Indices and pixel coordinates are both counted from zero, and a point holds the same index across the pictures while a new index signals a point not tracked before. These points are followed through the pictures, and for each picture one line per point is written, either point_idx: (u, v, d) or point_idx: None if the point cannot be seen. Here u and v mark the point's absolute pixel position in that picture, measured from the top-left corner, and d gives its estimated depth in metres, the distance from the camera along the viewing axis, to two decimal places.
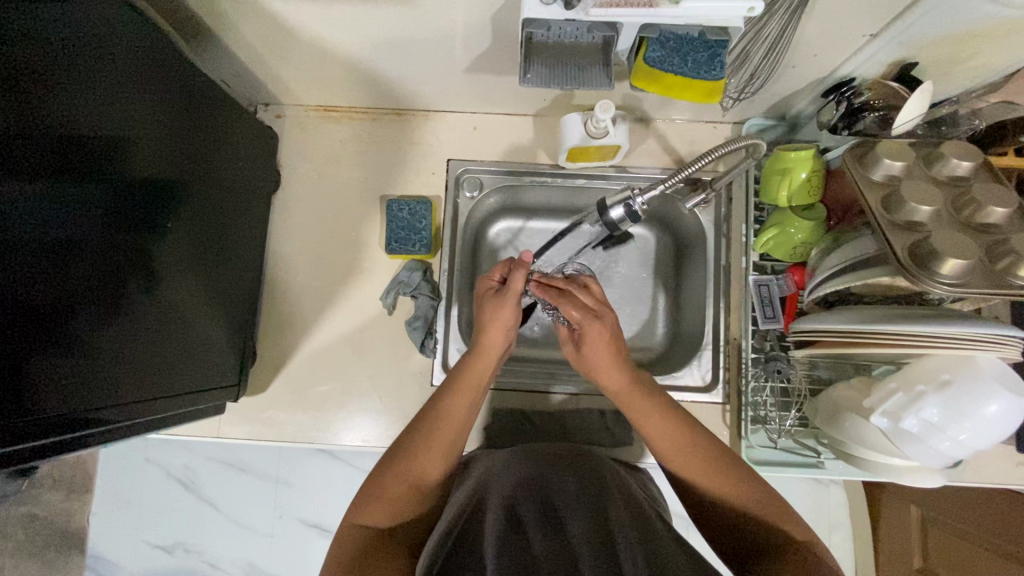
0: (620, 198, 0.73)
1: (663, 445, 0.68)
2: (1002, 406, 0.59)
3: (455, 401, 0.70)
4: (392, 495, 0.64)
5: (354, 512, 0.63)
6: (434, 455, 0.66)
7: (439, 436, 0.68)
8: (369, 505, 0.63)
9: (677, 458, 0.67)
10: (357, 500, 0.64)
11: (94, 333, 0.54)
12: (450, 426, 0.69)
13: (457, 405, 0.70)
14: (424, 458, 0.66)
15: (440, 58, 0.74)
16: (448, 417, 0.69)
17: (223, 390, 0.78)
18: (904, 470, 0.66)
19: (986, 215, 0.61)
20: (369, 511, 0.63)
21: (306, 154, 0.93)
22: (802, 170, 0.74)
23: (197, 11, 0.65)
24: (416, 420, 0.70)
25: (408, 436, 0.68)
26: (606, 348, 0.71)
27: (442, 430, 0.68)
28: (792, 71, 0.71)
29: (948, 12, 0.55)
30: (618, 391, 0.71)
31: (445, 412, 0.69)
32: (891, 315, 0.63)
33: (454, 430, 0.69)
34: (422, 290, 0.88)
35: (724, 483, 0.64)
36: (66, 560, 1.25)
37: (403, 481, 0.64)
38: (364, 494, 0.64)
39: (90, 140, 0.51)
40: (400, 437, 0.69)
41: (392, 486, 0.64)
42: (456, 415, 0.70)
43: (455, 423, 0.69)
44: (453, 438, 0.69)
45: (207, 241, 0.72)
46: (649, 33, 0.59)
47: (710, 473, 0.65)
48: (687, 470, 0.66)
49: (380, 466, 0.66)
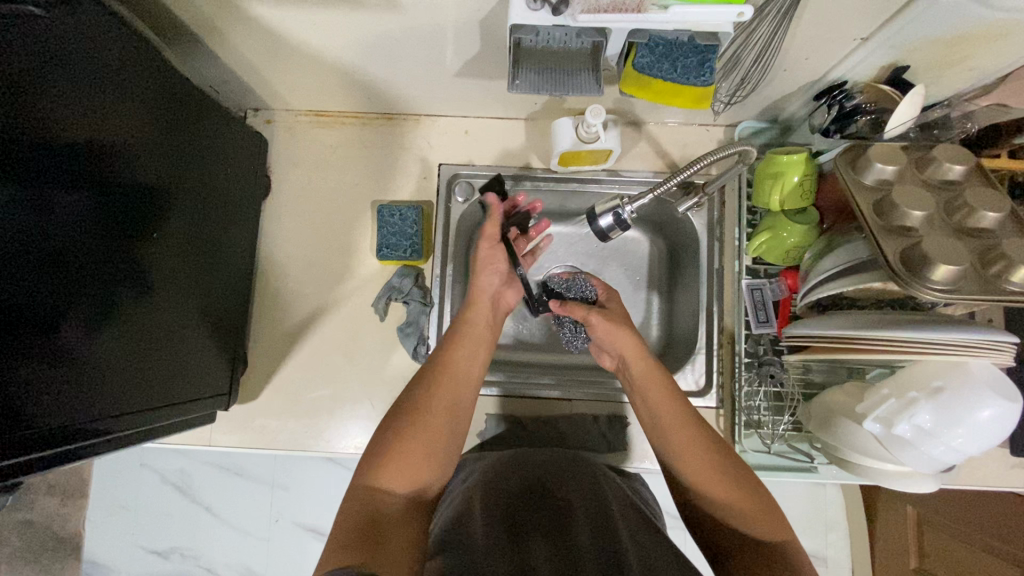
0: (609, 206, 0.73)
1: (668, 424, 0.68)
2: (994, 411, 0.59)
3: (458, 355, 0.73)
4: (404, 457, 0.62)
5: (361, 475, 0.61)
6: (440, 415, 0.67)
7: (442, 390, 0.69)
8: (380, 469, 0.61)
9: (680, 443, 0.66)
10: (360, 465, 0.62)
11: (84, 342, 0.54)
12: (451, 381, 0.70)
13: (458, 361, 0.72)
14: (424, 422, 0.66)
15: (428, 62, 0.74)
16: (450, 372, 0.71)
17: (211, 399, 0.77)
18: (897, 474, 0.66)
19: (978, 220, 0.61)
20: (379, 476, 0.61)
21: (297, 159, 0.93)
22: (794, 174, 0.74)
23: (182, 17, 0.64)
24: (418, 380, 0.70)
25: (414, 398, 0.68)
26: (625, 332, 0.75)
27: (443, 385, 0.70)
28: (783, 75, 0.71)
29: (938, 16, 0.54)
30: (627, 356, 0.74)
31: (448, 366, 0.71)
32: (884, 320, 0.63)
33: (455, 385, 0.70)
34: (413, 296, 0.87)
35: (726, 479, 0.63)
36: (61, 566, 1.24)
37: (405, 449, 0.63)
38: (369, 459, 0.62)
39: (80, 146, 0.51)
40: (401, 399, 0.69)
41: (399, 451, 0.62)
42: (457, 370, 0.72)
43: (455, 382, 0.71)
44: (455, 393, 0.70)
45: (196, 247, 0.72)
46: (638, 39, 0.58)
47: (703, 455, 0.65)
48: (682, 454, 0.66)
49: (381, 432, 0.65)
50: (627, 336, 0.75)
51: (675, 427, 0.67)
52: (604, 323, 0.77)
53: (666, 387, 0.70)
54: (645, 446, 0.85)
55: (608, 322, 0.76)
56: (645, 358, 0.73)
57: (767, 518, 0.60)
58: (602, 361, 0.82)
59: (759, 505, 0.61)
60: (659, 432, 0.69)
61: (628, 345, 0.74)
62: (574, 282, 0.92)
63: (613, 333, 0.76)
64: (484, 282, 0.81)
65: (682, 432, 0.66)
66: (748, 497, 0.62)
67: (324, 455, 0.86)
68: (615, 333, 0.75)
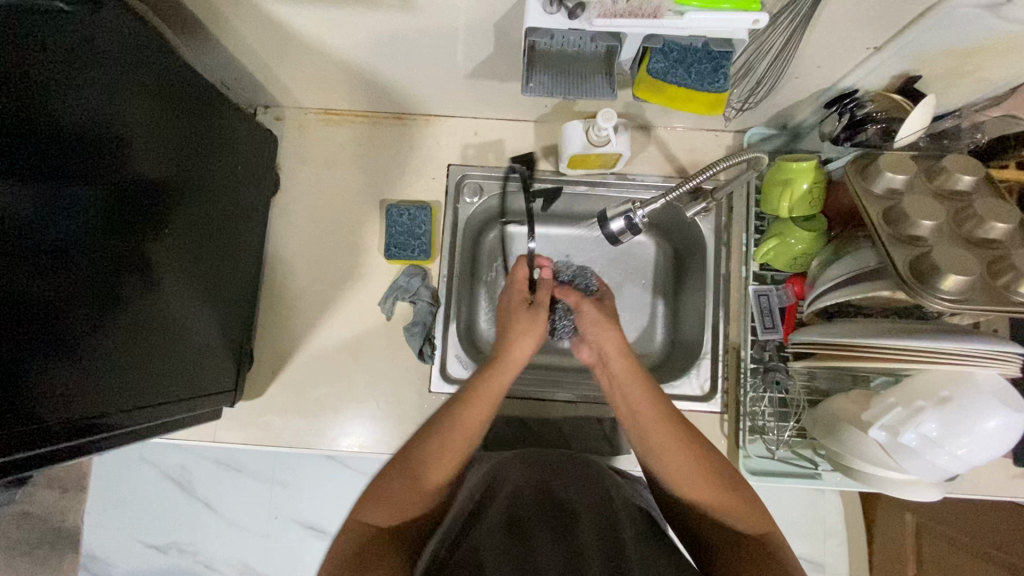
0: (620, 211, 0.73)
1: (653, 441, 0.66)
2: (1000, 422, 0.59)
3: (472, 412, 0.66)
4: (393, 497, 0.62)
5: (358, 512, 0.61)
6: (444, 467, 0.63)
7: (451, 448, 0.64)
8: (373, 508, 0.61)
9: (654, 439, 0.66)
10: (359, 504, 0.62)
11: (94, 337, 0.54)
12: (461, 438, 0.65)
13: (473, 415, 0.66)
14: (431, 470, 0.63)
15: (440, 64, 0.74)
16: (459, 429, 0.65)
17: (220, 394, 0.78)
18: (901, 483, 0.66)
19: (987, 230, 0.61)
20: (368, 514, 0.61)
21: (306, 157, 0.93)
22: (803, 181, 0.74)
23: (197, 12, 0.65)
24: (426, 429, 0.66)
25: (418, 445, 0.64)
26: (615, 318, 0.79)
27: (453, 441, 0.64)
28: (794, 83, 0.71)
29: (951, 27, 0.55)
30: (612, 351, 0.72)
31: (458, 426, 0.65)
32: (889, 329, 0.64)
33: (467, 443, 0.65)
34: (420, 295, 0.88)
35: (721, 493, 0.63)
36: (59, 559, 1.25)
37: (408, 494, 0.62)
38: (365, 498, 0.62)
39: (82, 139, 0.51)
40: (409, 445, 0.65)
41: (392, 492, 0.62)
42: (471, 429, 0.65)
43: (469, 436, 0.65)
44: (464, 451, 0.65)
45: (203, 244, 0.71)
46: (653, 44, 0.58)
47: (685, 454, 0.64)
48: (665, 459, 0.65)
49: (384, 473, 0.64)
50: (612, 335, 0.73)
51: (651, 424, 0.66)
52: (596, 317, 0.75)
53: (641, 381, 0.68)
54: None
55: (600, 317, 0.75)
56: (625, 355, 0.71)
57: (754, 520, 0.61)
58: (579, 352, 0.80)
59: (754, 512, 0.62)
60: (647, 444, 0.67)
61: (612, 342, 0.72)
62: (581, 273, 0.92)
63: (602, 329, 0.74)
64: (520, 346, 0.73)
65: (665, 444, 0.65)
66: (741, 502, 0.62)
67: (326, 453, 0.86)
68: (603, 328, 0.74)
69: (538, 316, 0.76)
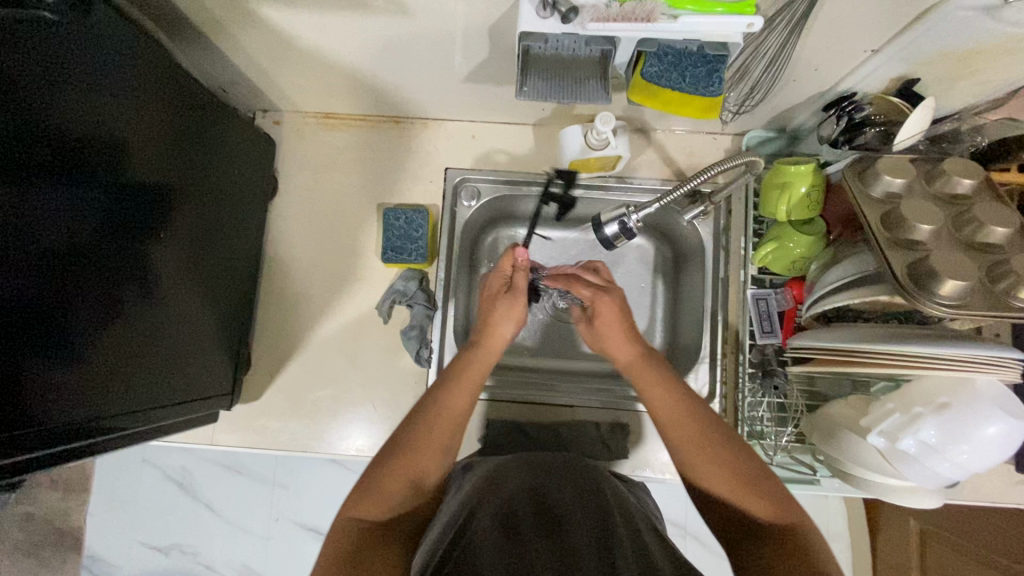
0: (614, 215, 0.73)
1: (678, 442, 0.65)
2: (1000, 429, 0.59)
3: (459, 393, 0.70)
4: (387, 488, 0.62)
5: (350, 508, 0.60)
6: (430, 452, 0.65)
7: (435, 431, 0.66)
8: (366, 501, 0.60)
9: (657, 402, 0.68)
10: (349, 497, 0.62)
11: (94, 340, 0.55)
12: (446, 424, 0.67)
13: (457, 394, 0.70)
14: (421, 455, 0.64)
15: (437, 68, 0.74)
16: (445, 412, 0.68)
17: (215, 398, 0.78)
18: (900, 490, 0.66)
19: (987, 235, 0.60)
20: (360, 508, 0.60)
21: (305, 161, 0.93)
22: (802, 184, 0.73)
23: (195, 19, 0.65)
24: (411, 416, 0.68)
25: (405, 429, 0.66)
26: (616, 320, 0.76)
27: (437, 426, 0.67)
28: (792, 86, 0.71)
29: (949, 30, 0.54)
30: (628, 356, 0.74)
31: (445, 408, 0.68)
32: (888, 335, 0.63)
33: (451, 427, 0.68)
34: (417, 299, 0.88)
35: (738, 487, 0.60)
36: (62, 560, 1.25)
37: (401, 480, 0.63)
38: (357, 490, 0.62)
39: (84, 145, 0.51)
40: (397, 432, 0.67)
41: (387, 482, 0.62)
42: (457, 410, 0.69)
43: (454, 417, 0.68)
44: (449, 432, 0.67)
45: (202, 245, 0.72)
46: (647, 48, 0.58)
47: (686, 424, 0.65)
48: (670, 429, 0.66)
49: (372, 468, 0.64)
50: (617, 328, 0.75)
51: (655, 394, 0.69)
52: (602, 329, 0.76)
53: (643, 356, 0.72)
54: (646, 455, 0.86)
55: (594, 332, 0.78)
56: (632, 345, 0.74)
57: (774, 508, 0.58)
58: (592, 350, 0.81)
59: (770, 500, 0.59)
60: (676, 453, 0.65)
61: (615, 338, 0.75)
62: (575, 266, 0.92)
63: (612, 330, 0.75)
64: (503, 329, 0.76)
65: (688, 436, 0.64)
66: (753, 491, 0.60)
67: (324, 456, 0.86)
68: (602, 330, 0.76)
69: (512, 301, 0.78)
